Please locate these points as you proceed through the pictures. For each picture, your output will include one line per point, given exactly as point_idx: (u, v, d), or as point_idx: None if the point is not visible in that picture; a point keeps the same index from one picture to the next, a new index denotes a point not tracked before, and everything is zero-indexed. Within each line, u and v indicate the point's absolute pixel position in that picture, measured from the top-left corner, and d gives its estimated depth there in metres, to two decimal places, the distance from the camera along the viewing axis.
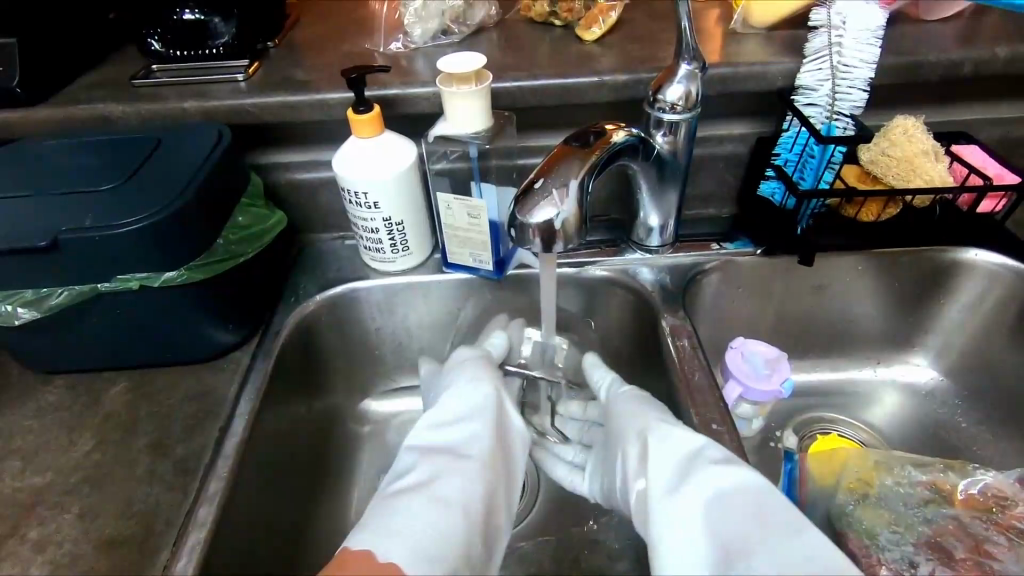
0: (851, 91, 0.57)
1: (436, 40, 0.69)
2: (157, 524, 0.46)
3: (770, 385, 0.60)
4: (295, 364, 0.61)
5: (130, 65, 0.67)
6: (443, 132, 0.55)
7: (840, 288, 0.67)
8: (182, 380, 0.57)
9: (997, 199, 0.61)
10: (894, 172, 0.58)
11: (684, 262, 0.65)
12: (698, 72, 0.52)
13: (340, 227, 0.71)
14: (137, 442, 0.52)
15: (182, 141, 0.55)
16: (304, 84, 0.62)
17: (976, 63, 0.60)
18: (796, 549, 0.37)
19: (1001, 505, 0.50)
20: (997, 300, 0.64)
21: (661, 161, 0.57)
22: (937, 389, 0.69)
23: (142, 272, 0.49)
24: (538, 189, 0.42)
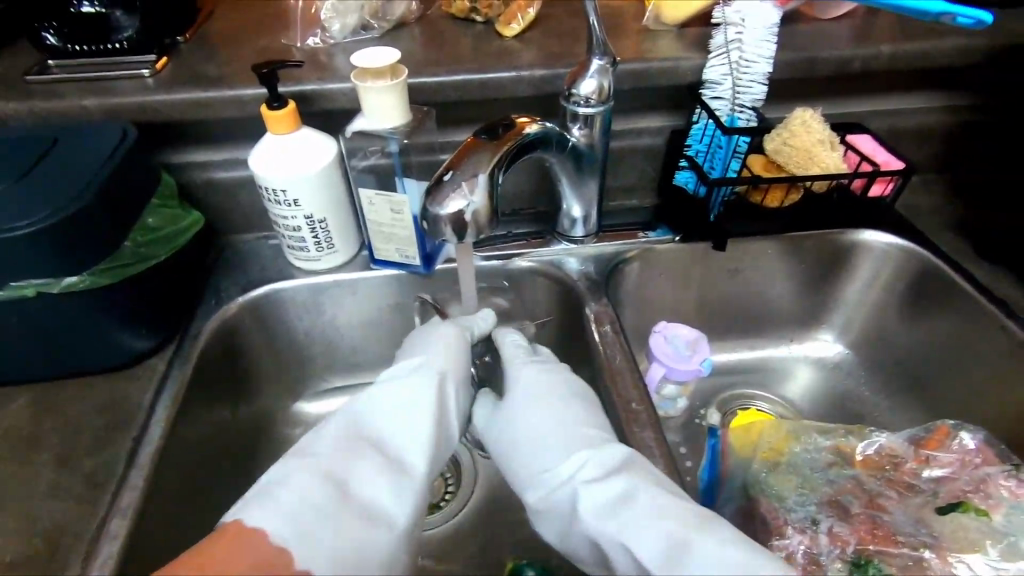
0: (752, 84, 0.61)
1: (356, 36, 0.68)
2: (64, 541, 0.44)
3: (690, 365, 0.64)
4: (216, 368, 0.60)
5: (23, 60, 0.63)
6: (360, 128, 0.55)
7: (753, 271, 0.71)
8: (91, 391, 0.54)
9: (886, 183, 0.66)
10: (794, 160, 0.62)
11: (608, 250, 0.67)
12: (609, 66, 0.54)
13: (262, 226, 0.69)
14: (42, 458, 0.49)
15: (80, 140, 0.52)
16: (216, 80, 0.60)
17: (863, 58, 0.66)
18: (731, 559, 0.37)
19: (893, 463, 0.55)
20: (889, 277, 0.70)
21: (578, 153, 0.58)
22: (843, 361, 0.74)
23: (39, 279, 0.47)
24: (448, 181, 0.42)
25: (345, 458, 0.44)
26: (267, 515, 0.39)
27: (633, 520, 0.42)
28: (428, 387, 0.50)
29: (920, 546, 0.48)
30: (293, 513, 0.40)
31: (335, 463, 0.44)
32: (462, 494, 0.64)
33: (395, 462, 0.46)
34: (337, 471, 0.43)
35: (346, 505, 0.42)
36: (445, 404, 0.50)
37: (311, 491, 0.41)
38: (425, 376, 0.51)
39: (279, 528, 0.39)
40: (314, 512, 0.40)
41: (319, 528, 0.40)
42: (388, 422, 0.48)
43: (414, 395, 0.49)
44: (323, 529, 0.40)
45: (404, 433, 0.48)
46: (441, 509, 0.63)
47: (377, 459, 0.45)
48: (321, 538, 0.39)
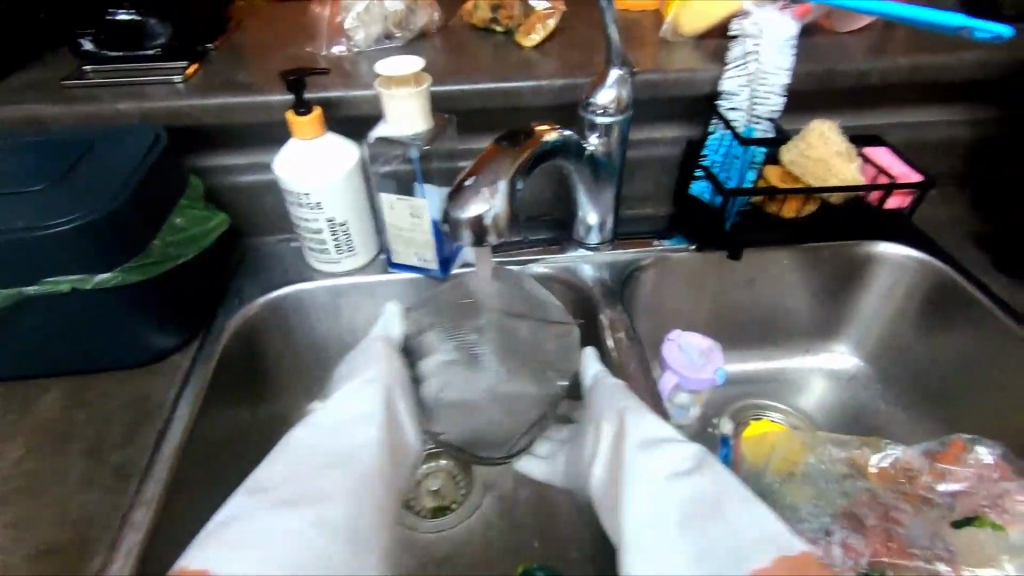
0: (769, 96, 0.61)
1: (380, 45, 0.70)
2: (91, 530, 0.45)
3: (704, 373, 0.64)
4: (238, 367, 0.61)
5: (61, 66, 0.66)
6: (382, 133, 0.57)
7: (768, 281, 0.71)
8: (118, 386, 0.55)
9: (903, 196, 0.66)
10: (811, 171, 0.62)
11: (623, 258, 0.68)
12: (628, 76, 0.55)
13: (284, 229, 0.71)
14: (71, 449, 0.51)
15: (115, 143, 0.54)
16: (245, 86, 0.62)
17: (882, 71, 0.66)
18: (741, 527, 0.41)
19: (909, 476, 0.54)
20: (906, 289, 0.69)
21: (595, 162, 0.59)
22: (858, 373, 0.74)
23: (73, 274, 0.49)
24: (470, 186, 0.43)
25: (302, 471, 0.45)
26: (227, 557, 0.39)
27: (668, 503, 0.42)
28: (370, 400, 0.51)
29: (934, 559, 0.48)
30: (255, 540, 0.40)
31: (287, 489, 0.43)
32: (474, 497, 0.64)
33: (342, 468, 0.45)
34: (286, 483, 0.44)
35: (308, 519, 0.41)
36: (394, 415, 0.53)
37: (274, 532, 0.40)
38: (366, 389, 0.52)
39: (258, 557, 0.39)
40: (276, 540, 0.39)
41: (305, 530, 0.40)
42: (326, 439, 0.47)
43: (359, 405, 0.51)
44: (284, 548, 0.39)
45: (342, 450, 0.47)
46: (454, 511, 0.63)
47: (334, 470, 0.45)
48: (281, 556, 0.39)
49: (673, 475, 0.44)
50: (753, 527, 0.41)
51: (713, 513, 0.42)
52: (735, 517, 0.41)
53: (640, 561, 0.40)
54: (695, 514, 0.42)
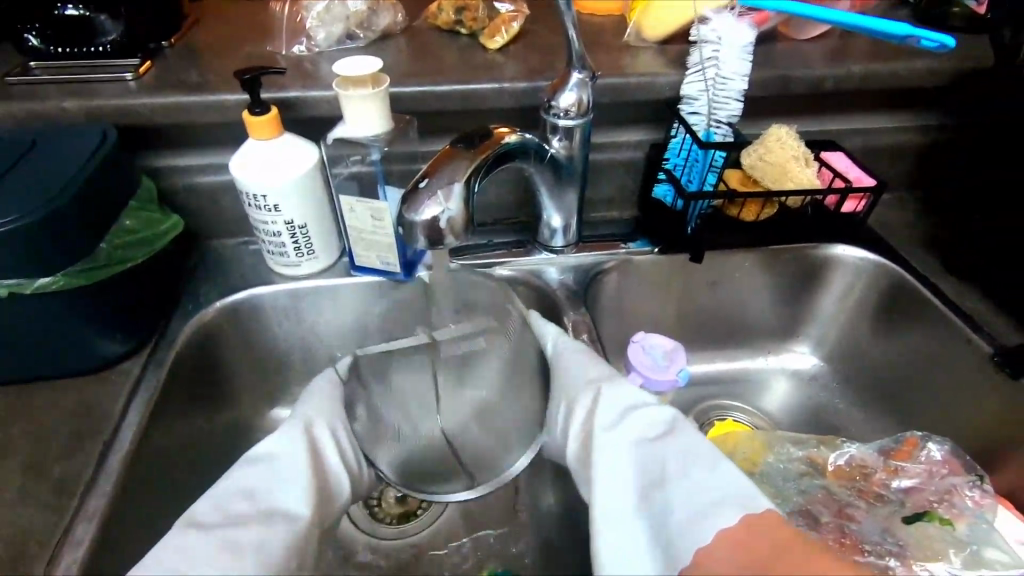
0: (728, 101, 0.62)
1: (341, 45, 0.69)
2: (28, 545, 0.43)
3: (667, 375, 0.64)
4: (193, 373, 0.59)
5: (4, 62, 0.63)
6: (341, 135, 0.56)
7: (730, 284, 0.72)
8: (63, 394, 0.53)
9: (858, 199, 0.67)
10: (770, 175, 0.63)
11: (587, 261, 0.68)
12: (588, 80, 0.55)
13: (243, 232, 0.69)
14: (10, 461, 0.49)
15: (59, 142, 0.52)
16: (199, 85, 0.60)
17: (836, 77, 0.67)
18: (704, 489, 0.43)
19: (863, 474, 0.56)
20: (862, 291, 0.71)
21: (557, 164, 0.59)
22: (818, 374, 0.75)
23: (14, 278, 0.47)
24: (424, 188, 0.43)
25: (230, 509, 0.43)
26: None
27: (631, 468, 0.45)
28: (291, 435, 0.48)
29: (885, 554, 0.49)
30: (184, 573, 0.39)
31: (209, 509, 0.43)
32: (439, 500, 0.65)
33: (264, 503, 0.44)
34: (212, 517, 0.43)
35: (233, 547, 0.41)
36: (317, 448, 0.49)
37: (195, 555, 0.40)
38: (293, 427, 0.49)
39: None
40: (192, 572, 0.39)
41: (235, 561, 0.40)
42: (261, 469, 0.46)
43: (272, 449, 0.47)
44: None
45: (279, 466, 0.46)
46: (420, 516, 0.64)
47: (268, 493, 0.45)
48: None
49: (637, 442, 0.46)
50: (715, 489, 0.43)
51: (676, 478, 0.44)
52: (700, 482, 0.44)
53: (603, 529, 0.42)
54: (659, 479, 0.45)
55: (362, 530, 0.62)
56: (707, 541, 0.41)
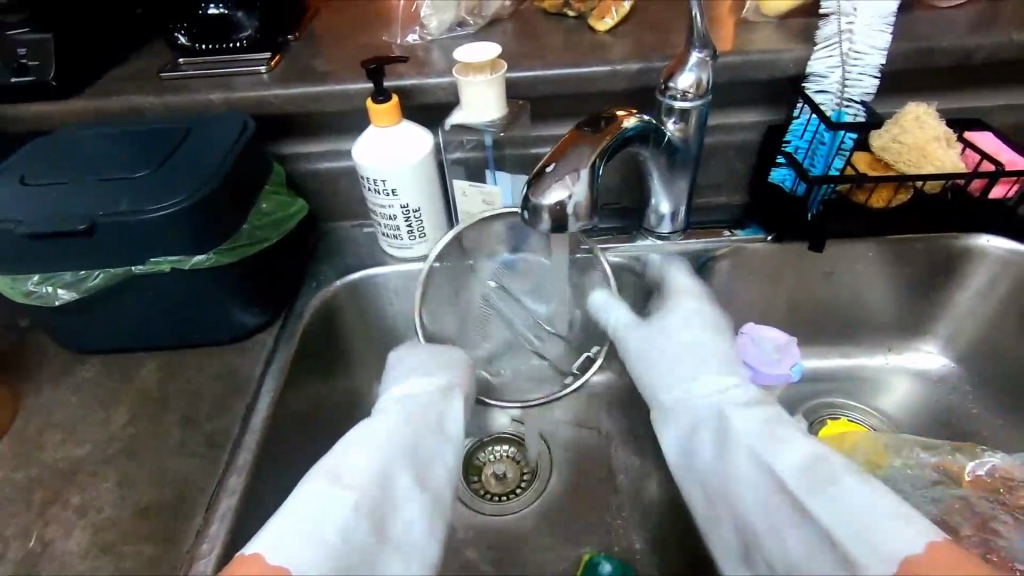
0: (862, 78, 0.58)
1: (452, 32, 0.70)
2: (189, 492, 0.49)
3: (781, 369, 0.62)
4: (316, 347, 0.64)
5: (156, 59, 0.70)
6: (458, 121, 0.57)
7: (851, 276, 0.68)
8: (209, 360, 0.59)
9: (1009, 185, 0.60)
10: (905, 158, 0.58)
11: (695, 248, 0.66)
12: (709, 59, 0.53)
13: (358, 214, 0.73)
14: (170, 417, 0.55)
15: (209, 131, 0.57)
16: (324, 75, 0.64)
17: (989, 48, 0.61)
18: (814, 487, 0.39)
19: (1008, 486, 0.52)
20: (1009, 286, 0.64)
21: (672, 148, 0.58)
22: (948, 376, 0.69)
23: (173, 255, 0.52)
24: (551, 173, 0.44)
25: (348, 459, 0.41)
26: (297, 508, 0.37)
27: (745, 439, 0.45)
28: (440, 374, 0.50)
29: None
30: (308, 516, 0.36)
31: (329, 459, 0.41)
32: (539, 482, 0.66)
33: (427, 429, 0.46)
34: (337, 464, 0.40)
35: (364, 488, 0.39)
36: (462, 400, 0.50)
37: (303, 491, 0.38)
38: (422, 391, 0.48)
39: (314, 514, 0.36)
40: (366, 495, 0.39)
41: (328, 529, 0.36)
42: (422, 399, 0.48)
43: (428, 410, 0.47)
44: (340, 517, 0.37)
45: (417, 421, 0.46)
46: (517, 496, 0.65)
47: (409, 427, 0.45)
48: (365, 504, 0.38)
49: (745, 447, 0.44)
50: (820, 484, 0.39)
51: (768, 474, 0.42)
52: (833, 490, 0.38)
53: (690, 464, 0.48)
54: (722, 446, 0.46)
55: (464, 503, 0.64)
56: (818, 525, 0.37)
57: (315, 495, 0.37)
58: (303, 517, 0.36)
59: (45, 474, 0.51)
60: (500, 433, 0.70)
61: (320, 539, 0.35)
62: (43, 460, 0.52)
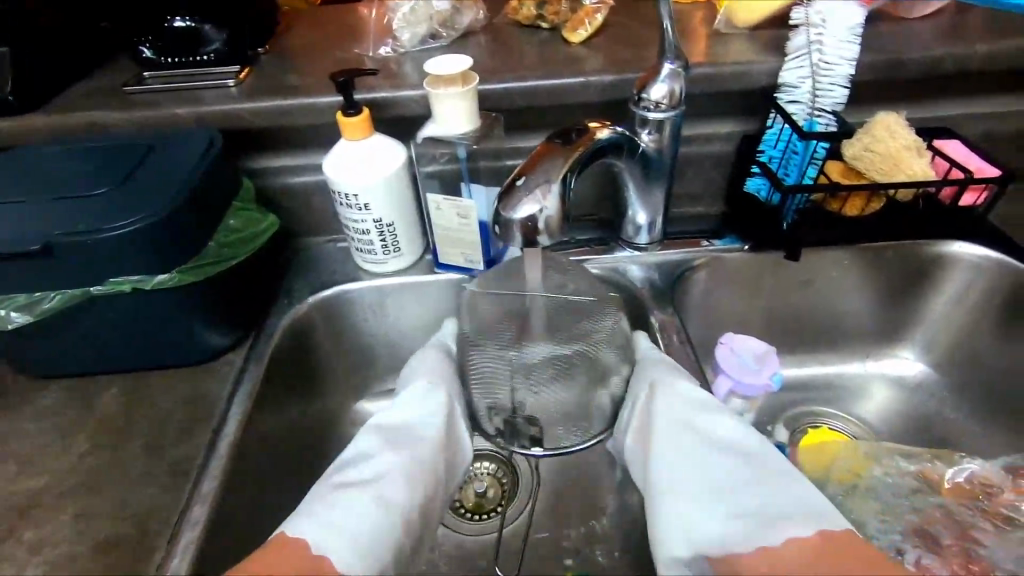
0: (832, 88, 0.58)
1: (425, 44, 0.69)
2: (151, 525, 0.47)
3: (760, 378, 0.62)
4: (288, 367, 0.62)
5: (121, 73, 0.68)
6: (431, 134, 0.56)
7: (826, 283, 0.68)
8: (175, 383, 0.57)
9: (979, 192, 0.61)
10: (876, 167, 0.58)
11: (672, 258, 0.66)
12: (681, 70, 0.53)
13: (332, 229, 0.71)
14: (133, 445, 0.52)
15: (173, 146, 0.56)
16: (294, 89, 0.62)
17: (954, 58, 0.62)
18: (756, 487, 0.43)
19: (987, 493, 0.52)
20: (982, 292, 0.65)
21: (647, 159, 0.57)
22: (925, 381, 0.70)
23: (135, 275, 0.50)
24: (521, 186, 0.43)
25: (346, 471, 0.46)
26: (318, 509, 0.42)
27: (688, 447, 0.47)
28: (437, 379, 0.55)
29: None
30: (324, 515, 0.41)
31: (340, 475, 0.46)
32: (518, 500, 0.64)
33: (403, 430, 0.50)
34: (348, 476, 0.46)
35: (346, 485, 0.45)
36: (450, 415, 0.53)
37: (324, 497, 0.43)
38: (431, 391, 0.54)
39: (310, 519, 0.41)
40: (370, 501, 0.43)
41: (318, 516, 0.41)
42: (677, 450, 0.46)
43: (423, 410, 0.52)
44: (320, 514, 0.41)
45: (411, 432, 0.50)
46: (497, 514, 0.63)
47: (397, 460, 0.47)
48: (359, 510, 0.42)
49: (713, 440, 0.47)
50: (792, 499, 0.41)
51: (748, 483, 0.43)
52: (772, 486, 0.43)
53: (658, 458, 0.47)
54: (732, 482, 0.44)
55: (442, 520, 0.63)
56: (766, 542, 0.39)
57: (321, 498, 0.43)
58: (319, 513, 0.42)
59: None
60: (481, 449, 0.68)
61: (301, 528, 0.40)
62: None
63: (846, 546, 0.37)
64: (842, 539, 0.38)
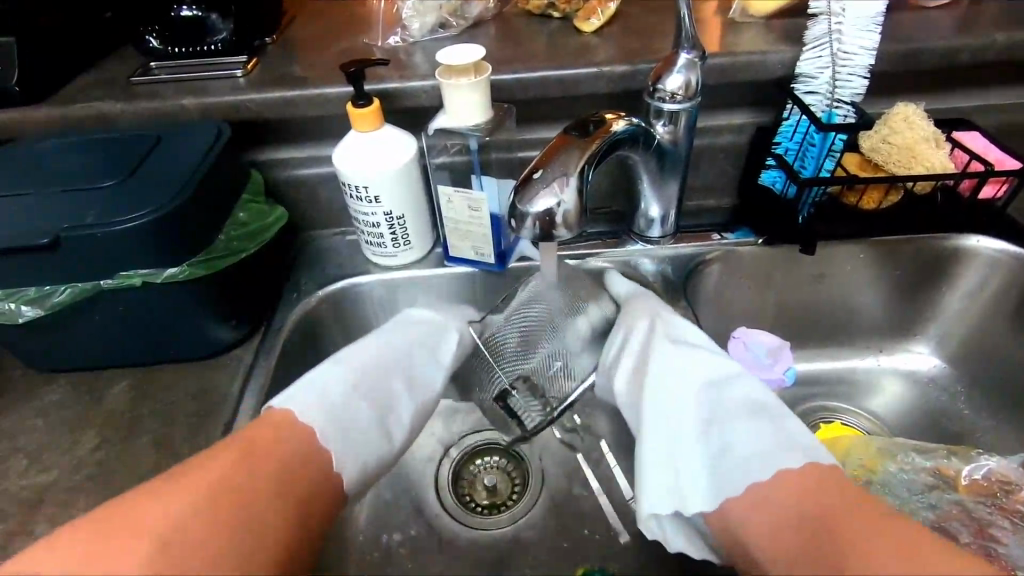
0: (852, 78, 0.57)
1: (434, 34, 0.68)
2: None
3: (774, 373, 0.63)
4: (297, 361, 0.62)
5: (127, 64, 0.67)
6: (442, 125, 0.55)
7: (840, 278, 0.67)
8: (184, 378, 0.57)
9: (998, 185, 0.60)
10: (895, 159, 0.57)
11: (684, 252, 0.65)
12: (698, 60, 0.52)
13: (340, 222, 0.71)
14: (143, 440, 0.52)
15: (181, 138, 0.55)
16: (302, 79, 0.62)
17: (976, 48, 0.60)
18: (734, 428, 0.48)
19: (1005, 490, 0.51)
20: (999, 286, 0.64)
21: (661, 152, 0.57)
22: (938, 376, 0.69)
23: (145, 268, 0.49)
24: (539, 179, 0.42)
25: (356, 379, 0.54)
26: (295, 401, 0.50)
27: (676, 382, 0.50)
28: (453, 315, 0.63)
29: None
30: (314, 406, 0.50)
31: (350, 373, 0.55)
32: (527, 495, 0.64)
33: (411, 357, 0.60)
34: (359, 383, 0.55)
35: (349, 382, 0.54)
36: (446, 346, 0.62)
37: (330, 397, 0.52)
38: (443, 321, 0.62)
39: (298, 400, 0.50)
40: (342, 401, 0.52)
41: (320, 411, 0.50)
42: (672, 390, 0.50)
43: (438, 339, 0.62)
44: (323, 395, 0.52)
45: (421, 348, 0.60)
46: (507, 509, 0.63)
47: (400, 391, 0.58)
48: (349, 444, 0.50)
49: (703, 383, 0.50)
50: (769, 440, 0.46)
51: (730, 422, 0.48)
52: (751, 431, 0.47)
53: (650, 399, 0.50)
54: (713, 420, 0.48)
55: (451, 515, 0.63)
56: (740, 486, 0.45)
57: (326, 384, 0.53)
58: (315, 401, 0.51)
59: (8, 503, 0.48)
60: (490, 442, 0.68)
61: (296, 409, 0.49)
62: (6, 488, 0.49)
63: (830, 483, 0.42)
64: (821, 486, 0.42)
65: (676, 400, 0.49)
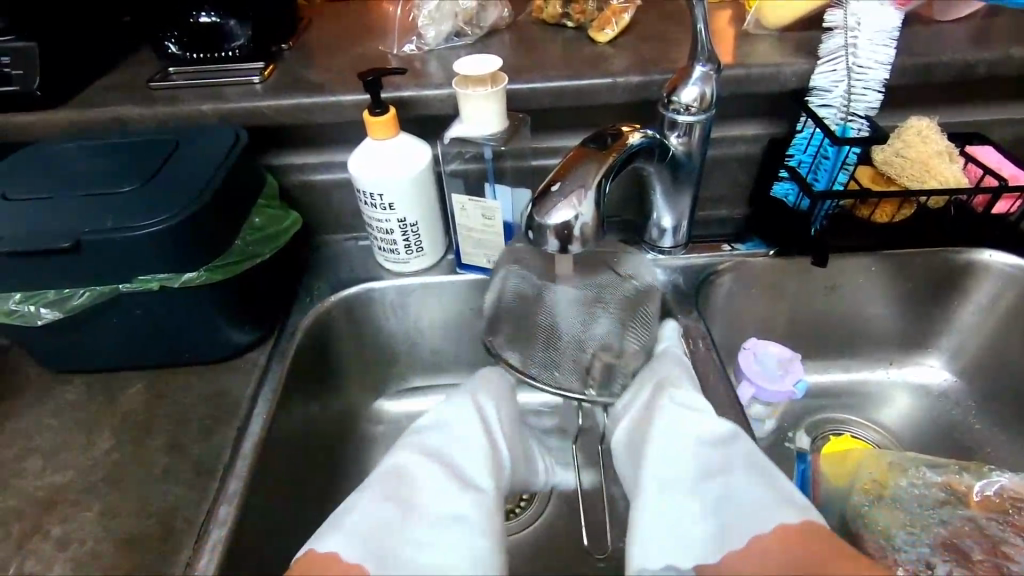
0: (865, 92, 0.57)
1: (449, 42, 0.69)
2: (177, 523, 0.47)
3: (783, 386, 0.61)
4: (309, 365, 0.62)
5: (145, 68, 0.68)
6: (458, 133, 0.56)
7: (852, 289, 0.67)
8: (198, 380, 0.57)
9: (1013, 200, 0.60)
10: (908, 173, 0.57)
11: (697, 262, 0.66)
12: (712, 73, 0.52)
13: (353, 227, 0.71)
14: (158, 441, 0.53)
15: (199, 143, 0.56)
16: (318, 86, 0.62)
17: (991, 63, 0.60)
18: (726, 486, 0.44)
19: (1016, 507, 0.51)
20: (1013, 300, 0.64)
21: (676, 163, 0.57)
22: (950, 390, 0.69)
23: (163, 273, 0.50)
24: (556, 191, 0.43)
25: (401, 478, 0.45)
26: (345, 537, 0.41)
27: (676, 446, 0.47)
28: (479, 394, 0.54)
29: None
30: (372, 533, 0.41)
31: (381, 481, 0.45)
32: (536, 503, 0.64)
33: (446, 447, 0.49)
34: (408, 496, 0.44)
35: (395, 494, 0.44)
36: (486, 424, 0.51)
37: (374, 510, 0.43)
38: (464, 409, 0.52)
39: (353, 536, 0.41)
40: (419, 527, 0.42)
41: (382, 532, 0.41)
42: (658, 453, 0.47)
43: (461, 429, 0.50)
44: (388, 525, 0.42)
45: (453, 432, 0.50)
46: (516, 516, 0.63)
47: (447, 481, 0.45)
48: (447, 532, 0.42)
49: (702, 440, 0.47)
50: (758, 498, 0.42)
51: (724, 477, 0.44)
52: (742, 493, 0.43)
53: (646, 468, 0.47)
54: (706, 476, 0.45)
55: None
56: (740, 547, 0.40)
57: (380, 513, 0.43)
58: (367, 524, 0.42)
59: (24, 503, 0.49)
60: None
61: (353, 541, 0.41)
62: (22, 488, 0.50)
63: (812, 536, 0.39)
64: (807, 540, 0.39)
65: (668, 466, 0.46)
